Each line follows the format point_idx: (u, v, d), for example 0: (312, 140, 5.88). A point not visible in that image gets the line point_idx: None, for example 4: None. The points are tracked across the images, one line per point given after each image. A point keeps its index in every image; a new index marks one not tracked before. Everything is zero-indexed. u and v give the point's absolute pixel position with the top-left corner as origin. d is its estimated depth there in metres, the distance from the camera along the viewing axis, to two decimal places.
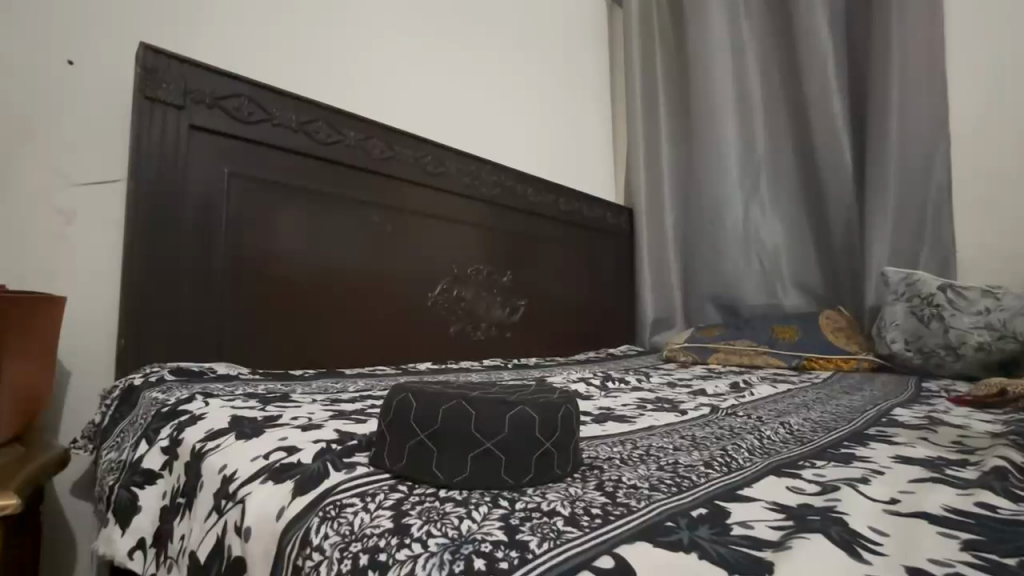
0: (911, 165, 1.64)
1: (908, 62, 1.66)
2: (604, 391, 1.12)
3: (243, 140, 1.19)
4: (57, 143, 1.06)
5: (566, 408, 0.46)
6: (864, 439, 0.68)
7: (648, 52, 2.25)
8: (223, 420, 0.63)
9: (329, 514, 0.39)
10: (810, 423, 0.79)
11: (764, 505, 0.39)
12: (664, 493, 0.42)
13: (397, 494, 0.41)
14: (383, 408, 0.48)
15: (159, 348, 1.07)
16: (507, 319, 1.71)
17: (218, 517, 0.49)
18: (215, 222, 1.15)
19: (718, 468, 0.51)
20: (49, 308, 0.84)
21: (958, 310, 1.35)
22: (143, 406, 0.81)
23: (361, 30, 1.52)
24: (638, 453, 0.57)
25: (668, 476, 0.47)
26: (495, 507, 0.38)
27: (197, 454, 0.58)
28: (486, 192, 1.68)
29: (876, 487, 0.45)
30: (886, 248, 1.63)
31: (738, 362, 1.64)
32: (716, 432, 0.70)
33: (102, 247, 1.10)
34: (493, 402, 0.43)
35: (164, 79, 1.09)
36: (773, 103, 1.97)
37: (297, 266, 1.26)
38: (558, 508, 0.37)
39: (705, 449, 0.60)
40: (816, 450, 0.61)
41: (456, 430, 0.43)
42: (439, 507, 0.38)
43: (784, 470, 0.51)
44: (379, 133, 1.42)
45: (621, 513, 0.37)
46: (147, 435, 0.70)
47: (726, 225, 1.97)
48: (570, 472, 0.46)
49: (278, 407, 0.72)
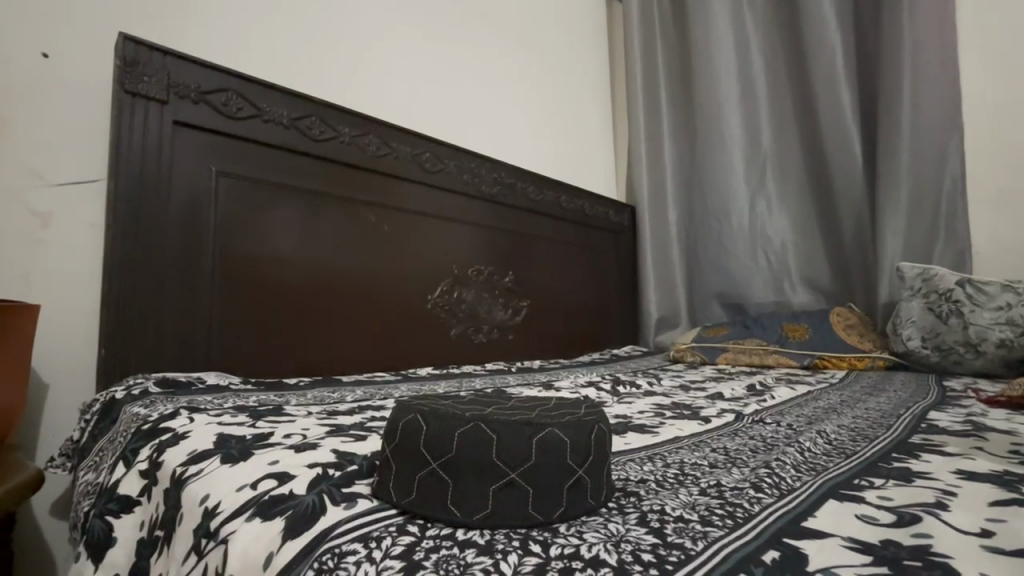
0: (925, 157, 1.58)
1: (921, 51, 1.59)
2: (617, 397, 1.06)
3: (229, 135, 1.12)
4: (32, 141, 0.99)
5: (599, 427, 0.40)
6: (914, 450, 0.61)
7: (650, 44, 2.18)
8: (207, 441, 0.57)
9: (326, 566, 0.33)
10: (848, 431, 0.73)
11: (844, 546, 0.34)
12: (721, 530, 0.36)
13: (408, 537, 0.35)
14: (387, 429, 0.42)
15: (144, 358, 1.00)
16: (507, 321, 1.65)
17: (199, 560, 0.42)
18: (203, 223, 1.08)
19: (769, 490, 0.45)
20: (25, 319, 0.78)
21: (978, 306, 1.29)
22: (123, 422, 0.74)
23: (354, 23, 1.46)
24: (674, 473, 0.51)
25: (716, 504, 0.41)
26: (527, 554, 0.32)
27: (177, 481, 0.52)
28: (485, 190, 1.62)
29: (960, 513, 0.40)
30: (898, 243, 1.58)
31: (747, 362, 1.58)
32: (750, 444, 0.64)
33: (81, 251, 1.03)
34: (517, 422, 0.37)
35: (146, 72, 1.02)
36: (778, 98, 1.91)
37: (287, 268, 1.19)
38: (602, 555, 0.32)
39: (746, 465, 0.54)
40: (867, 465, 0.55)
41: (473, 459, 0.37)
42: (458, 557, 0.32)
43: (844, 491, 0.45)
44: (374, 129, 1.35)
45: (678, 561, 0.32)
46: (125, 456, 0.63)
47: (733, 222, 1.91)
48: (606, 501, 0.40)
49: (270, 422, 0.66)
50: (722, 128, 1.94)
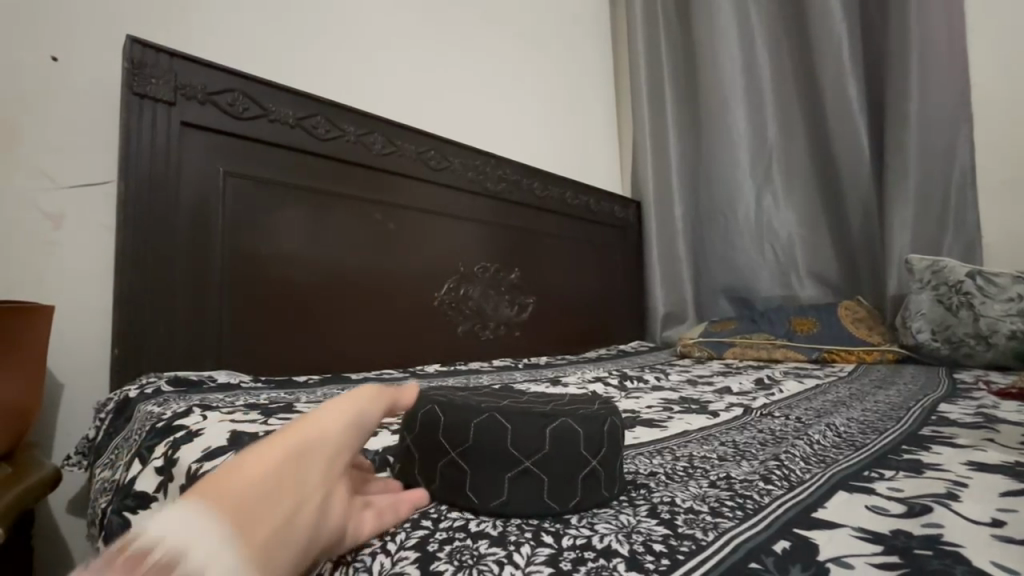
0: (934, 149, 1.56)
1: (931, 42, 1.56)
2: (624, 392, 1.06)
3: (234, 136, 1.12)
4: (41, 144, 1.00)
5: (611, 420, 0.40)
6: (924, 442, 0.61)
7: (654, 38, 2.16)
8: (220, 438, 0.57)
9: (345, 559, 0.35)
10: (858, 424, 0.73)
11: (854, 536, 0.34)
12: (732, 521, 0.36)
13: (421, 531, 0.36)
14: (405, 419, 0.43)
15: (155, 358, 1.02)
16: (513, 318, 1.65)
17: None
18: (212, 222, 1.09)
19: (779, 483, 0.45)
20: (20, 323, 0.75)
21: (988, 298, 1.28)
22: (138, 420, 0.75)
23: (359, 23, 1.47)
24: (683, 466, 0.51)
25: (727, 495, 0.42)
26: (540, 546, 0.33)
27: (192, 477, 0.52)
28: (491, 187, 1.62)
29: (971, 503, 0.40)
30: (908, 235, 1.56)
31: (755, 357, 1.57)
32: (759, 437, 0.64)
33: (91, 252, 1.04)
34: (531, 412, 0.38)
35: (153, 74, 1.03)
36: (784, 91, 1.90)
37: (296, 267, 1.20)
38: (613, 546, 0.33)
39: (755, 458, 0.54)
40: (878, 457, 0.54)
41: (490, 447, 0.37)
42: (471, 548, 0.33)
43: (854, 483, 0.45)
44: (379, 128, 1.35)
45: (689, 550, 0.32)
46: (140, 454, 0.64)
47: (740, 216, 1.90)
48: (618, 494, 0.41)
49: (282, 419, 0.66)
50: (728, 122, 1.92)
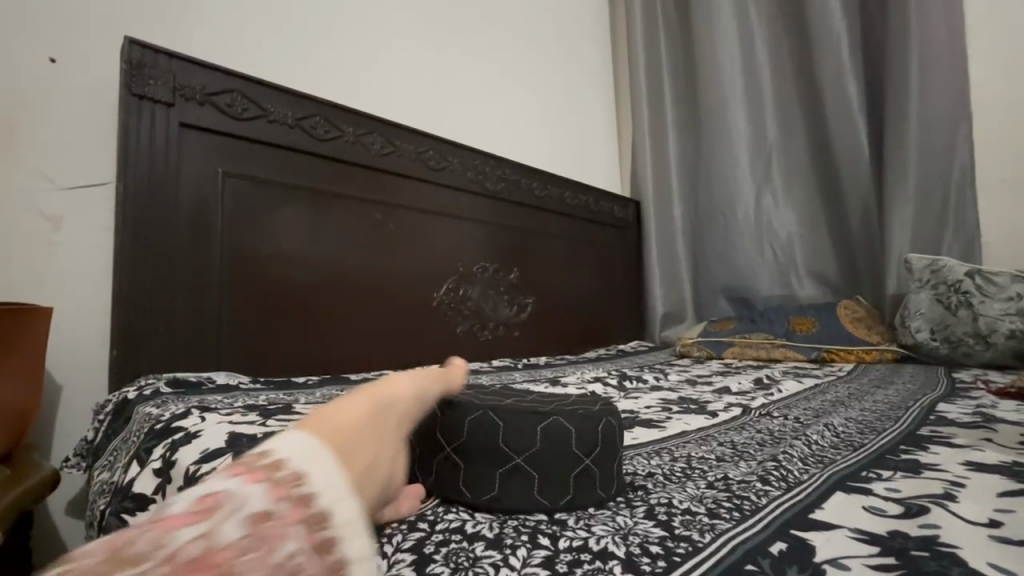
0: (934, 148, 1.56)
1: (930, 41, 1.56)
2: (624, 393, 1.06)
3: (232, 136, 1.12)
4: (40, 145, 1.00)
5: (607, 420, 0.41)
6: (922, 442, 0.61)
7: (653, 38, 2.16)
8: (219, 440, 0.57)
9: None
10: (856, 424, 0.73)
11: (851, 537, 0.34)
12: (728, 522, 0.36)
13: (417, 533, 0.35)
14: None
15: (154, 359, 1.01)
16: (512, 318, 1.65)
17: None
18: (211, 223, 1.09)
19: (777, 483, 0.45)
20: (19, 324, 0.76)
21: (987, 297, 1.28)
22: (137, 422, 0.75)
23: (358, 24, 1.47)
24: (681, 467, 0.51)
25: (724, 496, 0.42)
26: (536, 548, 0.33)
27: (191, 478, 0.52)
28: (490, 187, 1.62)
29: (968, 503, 0.40)
30: (907, 234, 1.56)
31: (754, 356, 1.57)
32: (757, 437, 0.64)
33: (90, 252, 1.04)
34: (524, 411, 0.40)
35: (152, 74, 1.03)
36: (783, 91, 1.90)
37: (296, 267, 1.20)
38: (610, 547, 0.33)
39: (753, 459, 0.54)
40: (875, 457, 0.54)
41: (483, 443, 0.39)
42: (468, 550, 0.33)
43: (851, 483, 0.45)
44: (378, 128, 1.35)
45: (685, 552, 0.32)
46: (138, 456, 0.64)
47: (739, 215, 1.90)
48: (615, 495, 0.41)
49: (281, 420, 0.66)
50: (728, 122, 1.92)
